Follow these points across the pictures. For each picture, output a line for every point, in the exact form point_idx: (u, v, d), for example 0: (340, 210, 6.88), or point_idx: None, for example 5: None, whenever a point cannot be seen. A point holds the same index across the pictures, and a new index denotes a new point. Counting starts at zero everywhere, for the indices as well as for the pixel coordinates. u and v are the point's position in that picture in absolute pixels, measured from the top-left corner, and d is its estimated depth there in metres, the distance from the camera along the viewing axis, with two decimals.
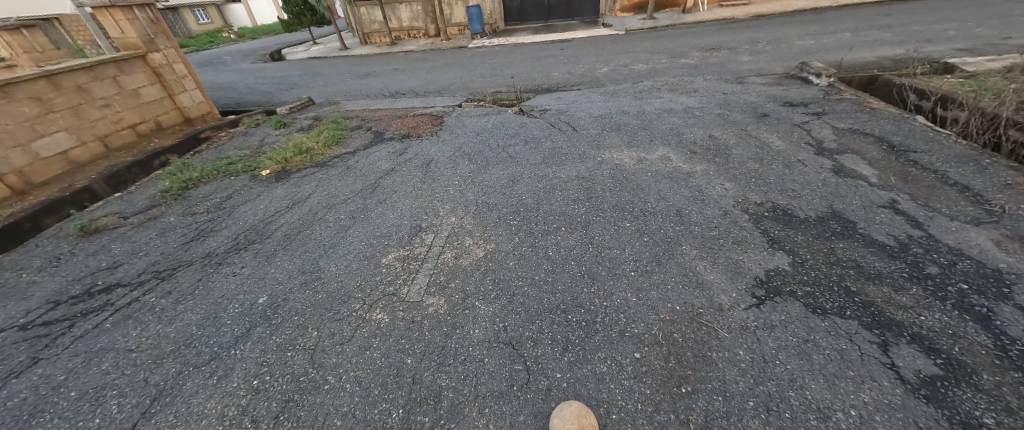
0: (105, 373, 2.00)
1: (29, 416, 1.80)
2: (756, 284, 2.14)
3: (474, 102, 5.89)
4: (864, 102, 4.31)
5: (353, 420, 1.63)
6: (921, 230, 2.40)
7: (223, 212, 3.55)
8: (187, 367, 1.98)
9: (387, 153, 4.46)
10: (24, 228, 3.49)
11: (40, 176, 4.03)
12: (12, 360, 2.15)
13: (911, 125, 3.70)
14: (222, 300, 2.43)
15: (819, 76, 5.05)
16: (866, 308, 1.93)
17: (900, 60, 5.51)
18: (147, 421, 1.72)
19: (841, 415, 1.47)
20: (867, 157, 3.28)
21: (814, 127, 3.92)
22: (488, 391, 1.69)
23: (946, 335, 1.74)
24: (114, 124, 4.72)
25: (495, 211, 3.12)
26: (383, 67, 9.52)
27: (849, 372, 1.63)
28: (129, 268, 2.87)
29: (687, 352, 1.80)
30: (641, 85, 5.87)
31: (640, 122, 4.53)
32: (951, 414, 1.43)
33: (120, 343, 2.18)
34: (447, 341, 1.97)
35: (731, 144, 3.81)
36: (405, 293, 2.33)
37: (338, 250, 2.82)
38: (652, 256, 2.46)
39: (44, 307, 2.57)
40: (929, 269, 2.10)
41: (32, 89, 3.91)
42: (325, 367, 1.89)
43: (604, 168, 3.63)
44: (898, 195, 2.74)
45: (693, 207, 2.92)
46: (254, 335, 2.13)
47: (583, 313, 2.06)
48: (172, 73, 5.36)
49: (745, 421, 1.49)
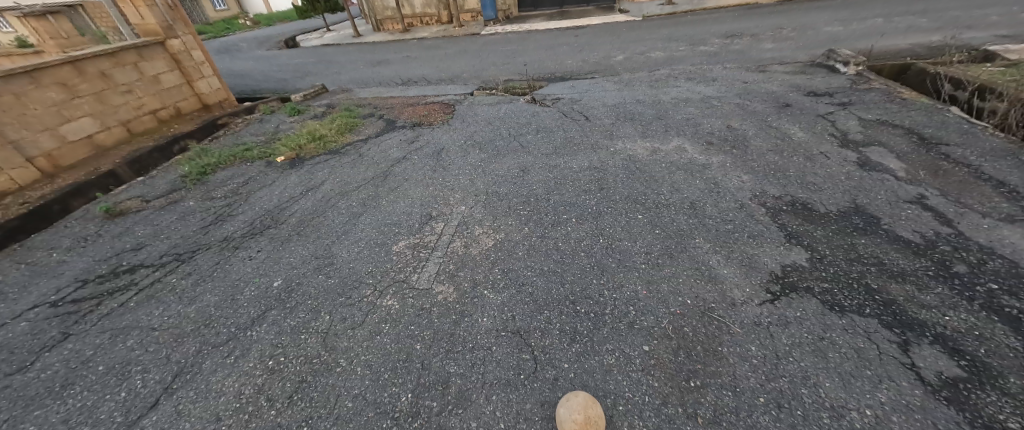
0: (130, 349, 2.09)
1: (60, 388, 1.90)
2: (771, 280, 2.10)
3: (486, 91, 5.82)
4: (893, 92, 4.12)
5: (363, 403, 1.67)
6: (949, 227, 2.29)
7: (240, 197, 3.63)
8: (206, 347, 2.05)
9: (399, 141, 4.48)
10: (53, 210, 3.64)
11: (68, 159, 4.18)
12: (45, 335, 2.26)
13: (944, 116, 3.51)
14: (239, 283, 2.50)
15: (847, 65, 4.83)
16: (886, 306, 1.87)
17: (936, 48, 5.21)
18: (169, 397, 1.79)
19: (855, 414, 1.43)
20: (894, 150, 3.14)
21: (838, 118, 3.77)
22: (495, 380, 1.71)
23: (971, 336, 1.67)
24: (136, 110, 4.84)
25: (506, 201, 3.11)
26: (396, 54, 9.50)
27: (866, 371, 1.58)
28: (151, 250, 2.98)
29: (697, 346, 1.78)
30: (657, 74, 5.71)
31: (656, 112, 4.42)
32: (973, 417, 1.38)
33: (143, 322, 2.27)
34: (456, 328, 1.99)
35: (750, 135, 3.69)
36: (415, 280, 2.36)
37: (349, 236, 2.87)
38: (663, 249, 2.42)
39: (73, 285, 2.68)
40: (957, 268, 2.01)
41: (58, 75, 4.04)
42: (337, 350, 1.94)
43: (617, 159, 3.56)
44: (927, 191, 2.62)
45: (708, 200, 2.85)
46: (270, 318, 2.19)
47: (593, 305, 2.05)
48: (190, 60, 5.43)
49: (755, 417, 1.47)
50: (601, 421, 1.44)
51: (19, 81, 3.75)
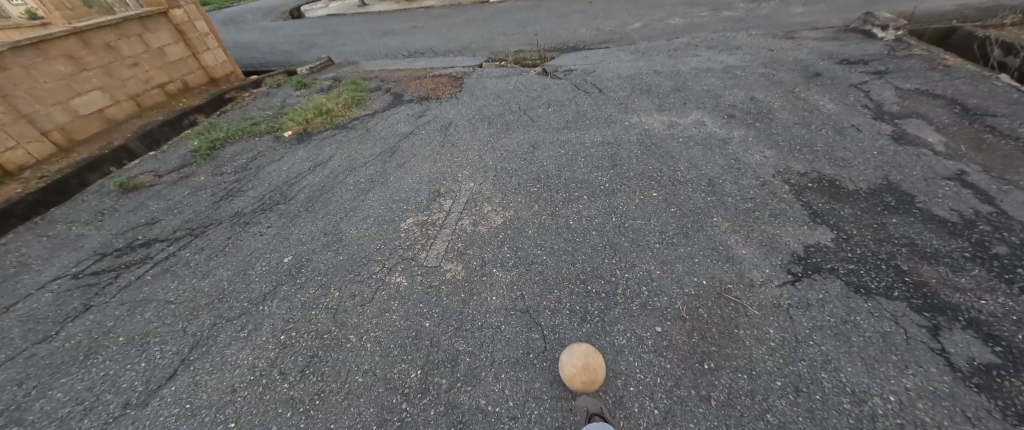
0: (147, 321, 2.14)
1: (84, 357, 1.97)
2: (793, 261, 2.01)
3: (495, 62, 5.59)
4: (936, 59, 3.80)
5: (373, 378, 1.68)
6: (991, 205, 2.13)
7: (249, 173, 3.62)
8: (221, 320, 2.09)
9: (406, 115, 4.37)
10: (71, 184, 3.70)
11: (82, 133, 4.20)
12: (67, 306, 2.33)
13: (992, 85, 3.23)
14: (251, 258, 2.52)
15: (886, 29, 4.45)
16: (916, 289, 1.77)
17: (987, 9, 4.76)
18: (186, 368, 1.84)
19: (878, 400, 1.38)
20: (934, 122, 2.92)
21: (873, 88, 3.50)
22: (504, 358, 1.70)
23: (1009, 321, 1.57)
24: (144, 84, 4.80)
25: (515, 178, 3.02)
26: (403, 24, 9.17)
27: (891, 356, 1.51)
28: (165, 224, 3.01)
29: (712, 328, 1.73)
30: (676, 42, 5.37)
31: (674, 84, 4.18)
32: (1006, 405, 1.31)
33: (159, 295, 2.31)
34: (465, 306, 1.98)
35: (776, 107, 3.47)
36: (424, 258, 2.34)
37: (357, 213, 2.85)
38: (679, 228, 2.33)
39: (92, 258, 2.75)
40: (997, 249, 1.88)
41: (64, 47, 4.00)
42: (347, 326, 1.95)
43: (631, 133, 3.41)
44: (968, 166, 2.44)
45: (728, 176, 2.72)
46: (281, 293, 2.21)
47: (604, 285, 2.01)
48: (195, 31, 5.31)
49: (772, 401, 1.42)
50: (602, 371, 1.46)
51: (26, 54, 3.73)
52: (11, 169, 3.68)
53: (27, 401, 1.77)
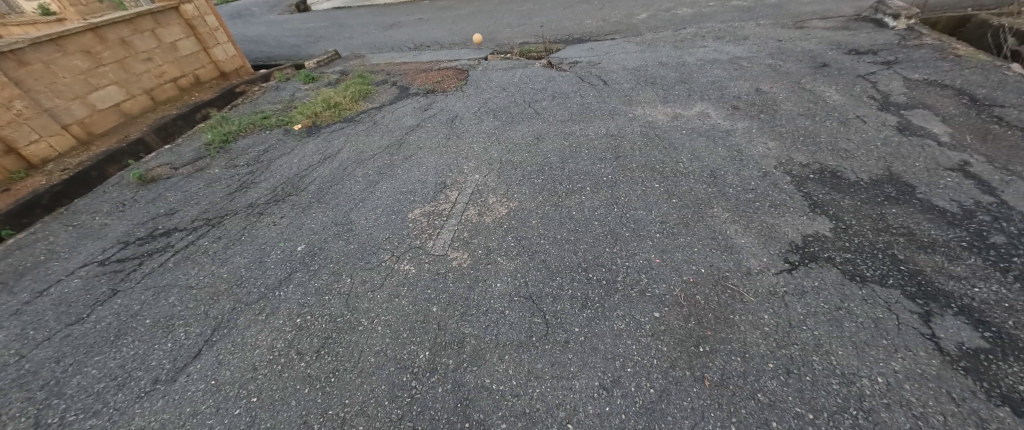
0: (172, 305, 2.26)
1: (115, 338, 2.10)
2: (791, 250, 2.05)
3: (501, 55, 5.61)
4: (947, 48, 3.74)
5: (384, 358, 1.78)
6: (992, 195, 2.14)
7: (261, 165, 3.73)
8: (239, 305, 2.20)
9: (413, 108, 4.44)
10: (92, 176, 3.83)
11: (100, 127, 4.35)
12: (96, 290, 2.47)
13: (1002, 75, 3.19)
14: (266, 247, 2.63)
15: (896, 18, 4.38)
16: (911, 277, 1.81)
17: None
18: (209, 348, 1.96)
19: (866, 381, 1.43)
20: (940, 113, 2.90)
21: (880, 78, 3.48)
22: (509, 340, 1.78)
23: (1000, 308, 1.61)
24: (157, 78, 4.91)
25: (520, 170, 3.08)
26: (409, 17, 9.18)
27: (881, 341, 1.56)
28: (183, 215, 3.14)
29: (708, 314, 1.79)
30: (683, 33, 5.32)
31: (679, 75, 4.18)
32: (989, 387, 1.35)
33: (182, 280, 2.44)
34: (470, 293, 2.06)
35: (781, 99, 3.46)
36: (431, 247, 2.43)
37: (367, 204, 2.93)
38: (679, 218, 2.38)
39: (116, 246, 2.88)
40: (994, 239, 1.90)
41: (81, 43, 4.12)
42: (358, 311, 2.05)
43: (635, 125, 3.44)
44: (971, 157, 2.44)
45: (730, 168, 2.75)
46: (295, 279, 2.32)
47: (605, 272, 2.08)
48: (205, 25, 5.38)
49: (763, 381, 1.49)
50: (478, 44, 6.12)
51: (47, 50, 3.86)
52: (34, 162, 3.83)
53: (65, 377, 1.91)
